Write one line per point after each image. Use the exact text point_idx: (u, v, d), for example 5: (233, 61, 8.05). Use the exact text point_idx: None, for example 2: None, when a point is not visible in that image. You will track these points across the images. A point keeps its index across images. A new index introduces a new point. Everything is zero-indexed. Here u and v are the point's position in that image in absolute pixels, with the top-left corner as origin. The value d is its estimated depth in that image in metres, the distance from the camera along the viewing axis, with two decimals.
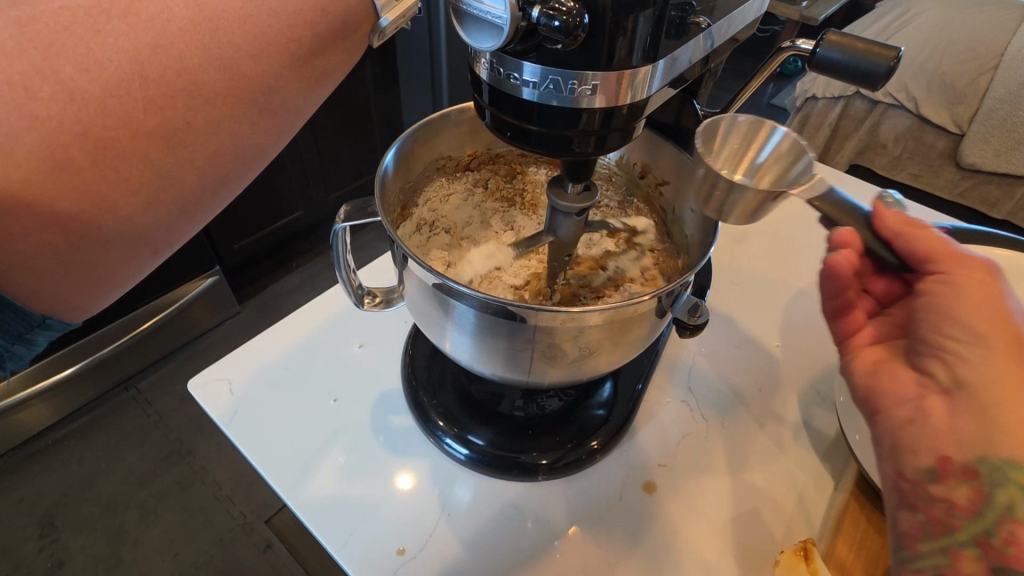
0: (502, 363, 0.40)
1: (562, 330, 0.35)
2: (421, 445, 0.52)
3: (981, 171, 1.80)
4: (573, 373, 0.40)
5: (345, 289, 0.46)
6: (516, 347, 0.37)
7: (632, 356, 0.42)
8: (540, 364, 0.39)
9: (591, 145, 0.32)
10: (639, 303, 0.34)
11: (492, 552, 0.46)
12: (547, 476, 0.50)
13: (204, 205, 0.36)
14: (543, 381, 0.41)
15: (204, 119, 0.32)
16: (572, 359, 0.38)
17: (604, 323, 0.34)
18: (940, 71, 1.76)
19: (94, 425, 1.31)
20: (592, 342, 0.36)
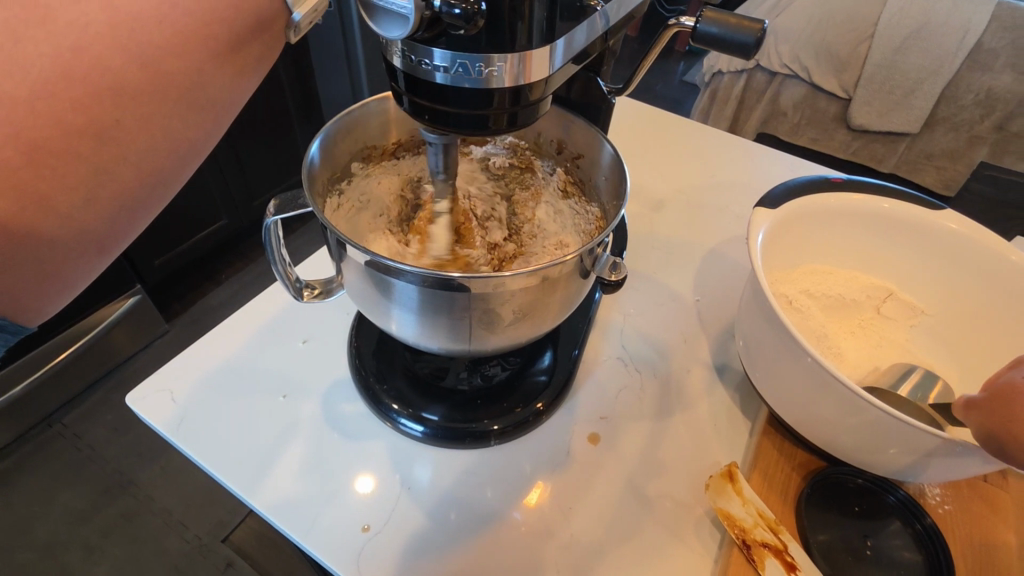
0: (442, 335, 0.42)
1: (493, 295, 0.38)
2: (374, 428, 0.54)
3: (869, 131, 2.01)
4: (510, 337, 0.44)
5: (284, 284, 0.46)
6: (450, 316, 0.40)
7: (564, 315, 0.45)
8: (480, 330, 0.42)
9: (504, 122, 0.35)
10: (558, 265, 0.37)
11: (454, 518, 0.48)
12: (498, 441, 0.53)
13: (149, 202, 0.36)
14: (485, 348, 0.45)
15: (134, 113, 0.32)
16: (507, 323, 0.41)
17: (535, 284, 0.38)
18: (826, 41, 1.94)
19: (17, 468, 1.22)
20: (523, 305, 0.40)
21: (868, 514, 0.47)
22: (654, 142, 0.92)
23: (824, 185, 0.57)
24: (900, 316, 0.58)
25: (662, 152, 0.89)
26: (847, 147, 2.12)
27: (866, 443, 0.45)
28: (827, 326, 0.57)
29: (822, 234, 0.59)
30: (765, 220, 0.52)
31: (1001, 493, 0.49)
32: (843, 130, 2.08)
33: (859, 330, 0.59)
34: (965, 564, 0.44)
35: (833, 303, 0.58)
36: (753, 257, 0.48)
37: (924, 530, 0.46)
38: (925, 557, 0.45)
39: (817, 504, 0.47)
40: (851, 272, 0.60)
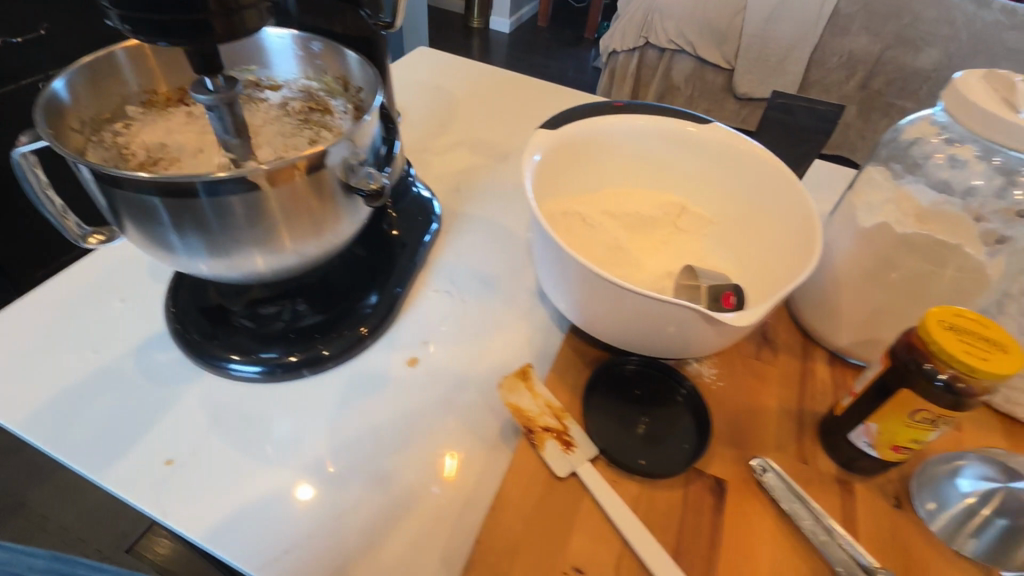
0: (223, 253, 0.45)
1: (256, 194, 0.41)
2: (189, 371, 0.54)
3: (755, 99, 2.13)
4: (294, 245, 0.47)
5: (60, 229, 0.46)
6: (224, 226, 0.42)
7: (347, 228, 0.50)
8: (258, 240, 0.45)
9: (223, 25, 0.36)
10: (312, 158, 0.42)
11: (261, 443, 0.50)
12: (314, 370, 0.55)
13: None
14: (272, 262, 0.48)
15: None
16: (282, 229, 0.45)
17: (297, 181, 0.42)
18: (705, 16, 2.08)
19: None
20: (292, 205, 0.44)
21: (646, 396, 0.51)
22: (506, 103, 0.97)
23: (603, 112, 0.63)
24: (693, 228, 0.64)
25: (512, 111, 0.94)
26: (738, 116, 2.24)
27: (632, 326, 0.49)
28: (625, 240, 0.62)
29: (613, 158, 0.64)
30: (541, 145, 0.56)
31: (769, 366, 0.55)
32: (731, 99, 2.20)
33: (666, 244, 0.63)
34: (728, 425, 0.50)
35: (632, 221, 0.63)
36: (524, 173, 0.52)
37: (689, 394, 0.51)
38: (695, 417, 0.50)
39: (601, 395, 0.51)
40: (644, 191, 0.66)
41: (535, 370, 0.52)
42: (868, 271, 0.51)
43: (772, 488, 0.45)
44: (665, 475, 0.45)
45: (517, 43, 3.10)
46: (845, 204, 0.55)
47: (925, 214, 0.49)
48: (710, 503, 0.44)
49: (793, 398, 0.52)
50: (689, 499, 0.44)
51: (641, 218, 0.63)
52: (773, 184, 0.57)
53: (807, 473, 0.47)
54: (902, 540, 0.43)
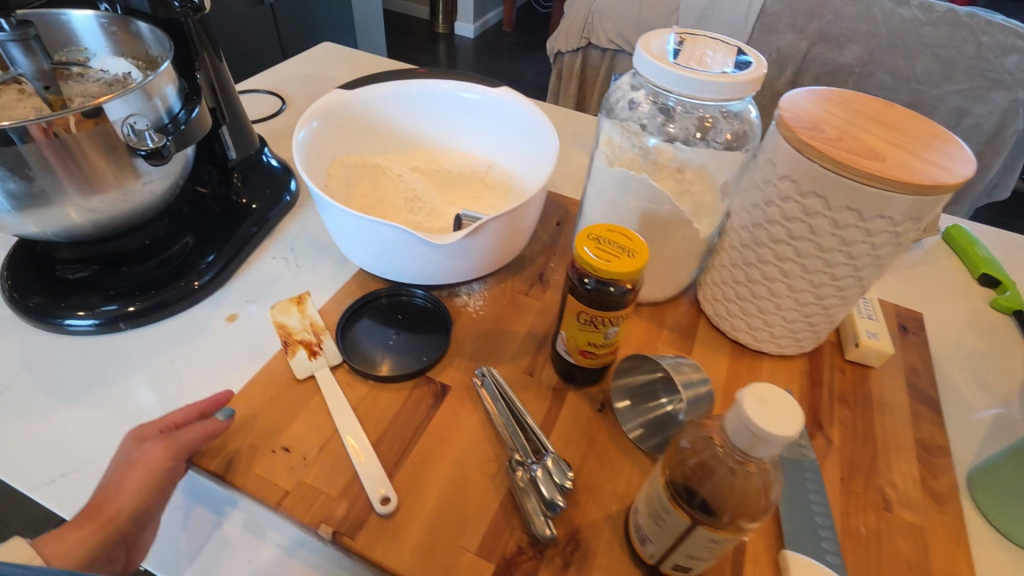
0: (27, 204, 0.52)
1: (55, 146, 0.49)
2: (19, 325, 0.62)
3: None
4: (102, 194, 0.55)
5: None
6: (24, 174, 0.49)
7: (142, 179, 0.57)
8: (62, 188, 0.52)
9: None
10: (94, 112, 0.49)
11: (66, 386, 0.57)
12: (132, 323, 0.61)
13: None
14: (82, 208, 0.55)
15: None
16: (75, 177, 0.52)
17: (81, 133, 0.49)
18: (641, 18, 2.13)
19: None
20: (84, 153, 0.51)
21: (406, 318, 0.61)
22: None
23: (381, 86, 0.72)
24: (497, 183, 0.72)
25: None
26: None
27: (385, 259, 0.57)
28: (425, 190, 0.69)
29: (390, 122, 0.74)
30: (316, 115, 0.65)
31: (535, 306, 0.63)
32: None
33: (480, 197, 0.70)
34: (472, 347, 0.59)
35: (441, 177, 0.71)
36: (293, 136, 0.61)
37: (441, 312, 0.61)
38: (443, 334, 0.60)
39: (366, 319, 0.61)
40: (426, 150, 0.76)
41: (311, 298, 0.64)
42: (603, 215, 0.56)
43: (484, 389, 0.54)
44: (399, 378, 0.55)
45: (484, 45, 3.19)
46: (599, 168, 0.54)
47: (681, 166, 0.52)
48: (428, 402, 0.54)
49: (545, 326, 0.62)
50: (412, 397, 0.54)
51: (449, 175, 0.71)
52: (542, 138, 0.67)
53: (529, 383, 0.56)
54: (589, 436, 0.52)
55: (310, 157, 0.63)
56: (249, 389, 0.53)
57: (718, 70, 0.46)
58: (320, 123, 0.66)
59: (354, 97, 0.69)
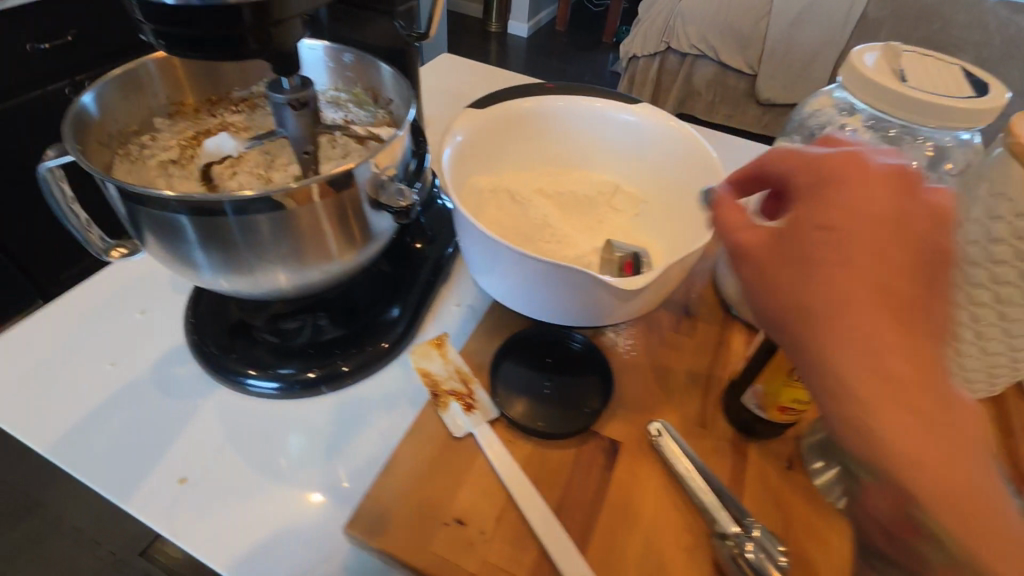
0: (237, 271, 0.43)
1: (265, 211, 0.39)
2: (207, 388, 0.52)
3: (777, 104, 2.11)
4: (307, 267, 0.45)
5: (83, 243, 0.46)
6: (247, 242, 0.41)
7: (375, 248, 0.49)
8: (261, 258, 0.42)
9: (263, 36, 0.36)
10: (332, 181, 0.40)
11: (272, 454, 0.48)
12: (331, 386, 0.52)
13: None
14: (287, 281, 0.45)
15: None
16: (306, 251, 0.43)
17: (313, 205, 0.41)
18: (728, 24, 2.06)
19: None
20: (321, 227, 0.43)
21: (558, 363, 0.52)
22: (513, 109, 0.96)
23: (535, 90, 0.63)
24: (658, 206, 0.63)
25: None
26: (758, 122, 2.21)
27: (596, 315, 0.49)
28: (556, 217, 0.62)
29: (551, 142, 0.66)
30: (466, 125, 0.57)
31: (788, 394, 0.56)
32: (753, 104, 2.19)
33: (607, 224, 0.63)
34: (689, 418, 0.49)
35: (570, 201, 0.64)
36: (442, 162, 0.52)
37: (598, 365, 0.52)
38: (603, 386, 0.51)
39: (511, 364, 0.51)
40: (582, 172, 0.67)
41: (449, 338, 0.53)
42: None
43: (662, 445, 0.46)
44: (562, 434, 0.46)
45: (536, 46, 3.08)
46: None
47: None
48: (601, 461, 0.45)
49: (705, 365, 0.53)
50: (581, 458, 0.45)
51: (580, 197, 0.64)
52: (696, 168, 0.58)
53: (704, 437, 0.48)
54: None
55: (455, 177, 0.56)
56: (409, 440, 0.46)
57: (954, 96, 0.42)
58: (468, 134, 0.57)
59: (502, 104, 0.60)
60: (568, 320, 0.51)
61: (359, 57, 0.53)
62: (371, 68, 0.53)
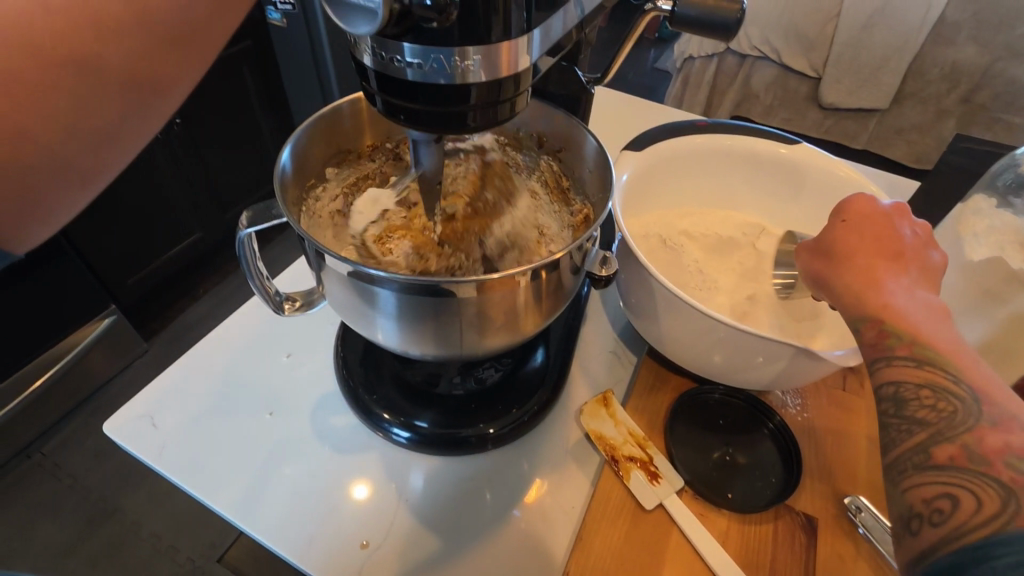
0: (432, 346, 0.41)
1: (487, 299, 0.37)
2: (367, 440, 0.51)
3: (839, 109, 1.79)
4: (502, 342, 0.42)
5: (262, 298, 0.44)
6: (458, 323, 0.39)
7: (561, 311, 0.45)
8: (470, 336, 0.40)
9: (487, 119, 0.32)
10: (547, 265, 0.37)
11: (446, 518, 0.47)
12: (495, 445, 0.51)
13: (74, 187, 0.32)
14: (477, 353, 0.43)
15: (64, 105, 0.29)
16: (499, 327, 0.40)
17: (520, 289, 0.37)
18: (793, 23, 1.72)
19: (11, 491, 1.21)
20: (521, 304, 0.39)
21: (730, 425, 0.51)
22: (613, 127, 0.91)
23: (689, 128, 0.61)
24: None
25: (639, 129, 0.88)
26: (817, 126, 1.88)
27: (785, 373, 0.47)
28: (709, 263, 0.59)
29: (701, 180, 0.63)
30: (629, 167, 0.56)
31: None
32: (814, 109, 1.86)
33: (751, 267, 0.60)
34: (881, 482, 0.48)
35: (713, 242, 0.60)
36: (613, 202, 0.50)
37: (776, 429, 0.50)
38: (781, 454, 0.49)
39: (682, 428, 0.50)
40: (727, 213, 0.64)
41: (614, 396, 0.53)
42: (976, 302, 0.50)
43: (866, 528, 0.44)
44: (756, 512, 0.44)
45: None
46: (950, 230, 0.54)
47: None
48: (801, 538, 0.44)
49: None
50: (778, 534, 0.44)
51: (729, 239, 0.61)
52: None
53: None
54: None
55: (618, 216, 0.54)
56: (600, 509, 0.46)
57: None
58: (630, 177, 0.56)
59: (661, 145, 0.59)
60: (734, 374, 0.49)
61: (544, 108, 0.48)
62: (554, 121, 0.48)
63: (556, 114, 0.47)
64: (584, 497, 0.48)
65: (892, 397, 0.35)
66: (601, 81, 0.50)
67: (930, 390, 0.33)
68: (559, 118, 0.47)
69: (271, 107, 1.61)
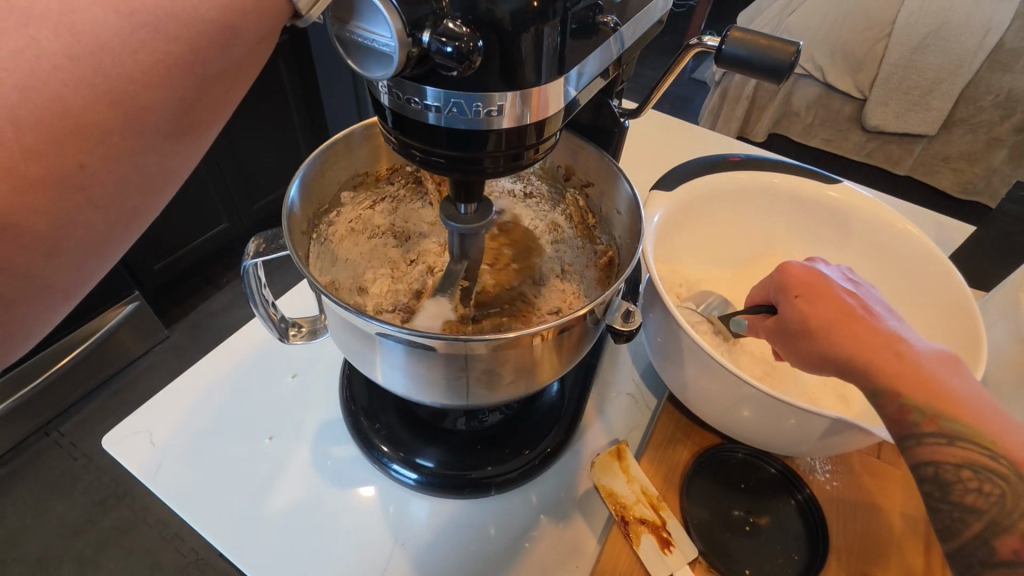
0: (436, 393, 0.39)
1: (497, 356, 0.34)
2: (367, 473, 0.49)
3: (884, 133, 1.71)
4: (511, 393, 0.40)
5: (266, 325, 0.43)
6: (464, 376, 0.36)
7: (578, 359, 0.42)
8: (478, 389, 0.38)
9: (508, 165, 0.30)
10: (564, 322, 0.34)
11: (444, 566, 0.45)
12: (500, 490, 0.48)
13: (102, 255, 0.28)
14: (484, 403, 0.40)
15: (89, 165, 0.25)
16: (510, 381, 0.38)
17: (536, 345, 0.35)
18: (842, 41, 1.64)
19: (26, 470, 1.22)
20: (535, 358, 0.36)
21: (754, 490, 0.47)
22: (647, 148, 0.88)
23: (728, 164, 0.57)
24: None
25: (674, 152, 0.84)
26: (860, 149, 1.80)
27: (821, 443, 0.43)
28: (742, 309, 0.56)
29: (742, 217, 0.60)
30: (663, 205, 0.53)
31: None
32: (856, 130, 1.77)
33: None
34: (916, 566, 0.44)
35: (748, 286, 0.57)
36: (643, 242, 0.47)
37: (803, 500, 0.47)
38: (806, 528, 0.45)
39: (700, 488, 0.47)
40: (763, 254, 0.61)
41: (628, 448, 0.50)
42: None
43: None
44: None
45: None
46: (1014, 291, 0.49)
47: None
48: None
49: (921, 509, 0.47)
50: None
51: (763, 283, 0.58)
52: (923, 271, 0.52)
53: None
54: None
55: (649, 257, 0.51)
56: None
57: None
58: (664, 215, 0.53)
59: (699, 181, 0.56)
60: (762, 435, 0.46)
61: (575, 142, 0.45)
62: (585, 157, 0.45)
63: (587, 149, 0.44)
64: (590, 556, 0.45)
65: (933, 479, 0.33)
66: (638, 114, 0.47)
67: (971, 471, 0.32)
68: (591, 155, 0.44)
69: (303, 102, 1.61)
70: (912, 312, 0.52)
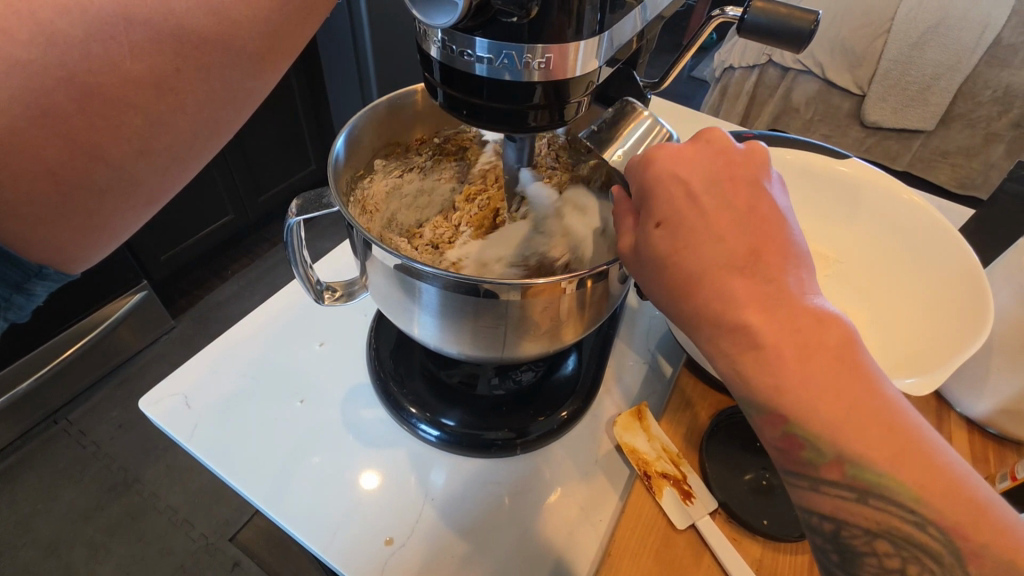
0: (469, 345, 0.40)
1: (529, 302, 0.36)
2: (395, 435, 0.51)
3: (882, 129, 1.73)
4: (540, 345, 0.41)
5: (304, 286, 0.44)
6: (499, 325, 0.38)
7: (601, 321, 0.44)
8: (510, 339, 0.39)
9: (546, 119, 0.32)
10: (593, 274, 0.36)
11: (471, 519, 0.46)
12: (524, 450, 0.50)
13: (198, 152, 0.36)
14: (515, 355, 0.42)
15: (192, 65, 0.32)
16: (541, 331, 0.39)
17: (565, 295, 0.36)
18: (841, 37, 1.65)
19: (34, 458, 1.23)
20: (564, 311, 0.38)
21: None
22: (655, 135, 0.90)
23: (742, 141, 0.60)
24: None
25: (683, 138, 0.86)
26: (859, 144, 1.82)
27: None
28: None
29: None
30: None
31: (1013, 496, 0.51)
32: (856, 126, 1.80)
33: None
34: None
35: None
36: None
37: None
38: None
39: (718, 444, 0.49)
40: None
41: (647, 408, 0.52)
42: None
43: None
44: (793, 540, 0.43)
45: None
46: (1011, 265, 0.51)
47: None
48: None
49: None
50: (816, 565, 0.43)
51: None
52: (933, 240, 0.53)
53: None
54: None
55: None
56: (631, 521, 0.45)
57: None
58: None
59: None
60: None
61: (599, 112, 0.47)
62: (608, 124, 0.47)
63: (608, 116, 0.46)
64: (613, 510, 0.47)
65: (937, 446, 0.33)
66: (658, 87, 0.49)
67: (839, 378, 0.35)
68: None
69: (310, 95, 1.63)
70: (917, 276, 0.54)
